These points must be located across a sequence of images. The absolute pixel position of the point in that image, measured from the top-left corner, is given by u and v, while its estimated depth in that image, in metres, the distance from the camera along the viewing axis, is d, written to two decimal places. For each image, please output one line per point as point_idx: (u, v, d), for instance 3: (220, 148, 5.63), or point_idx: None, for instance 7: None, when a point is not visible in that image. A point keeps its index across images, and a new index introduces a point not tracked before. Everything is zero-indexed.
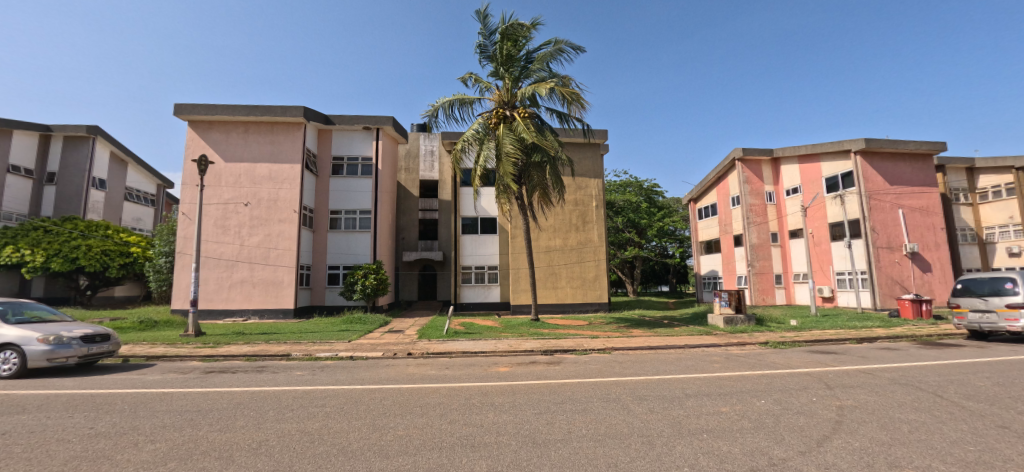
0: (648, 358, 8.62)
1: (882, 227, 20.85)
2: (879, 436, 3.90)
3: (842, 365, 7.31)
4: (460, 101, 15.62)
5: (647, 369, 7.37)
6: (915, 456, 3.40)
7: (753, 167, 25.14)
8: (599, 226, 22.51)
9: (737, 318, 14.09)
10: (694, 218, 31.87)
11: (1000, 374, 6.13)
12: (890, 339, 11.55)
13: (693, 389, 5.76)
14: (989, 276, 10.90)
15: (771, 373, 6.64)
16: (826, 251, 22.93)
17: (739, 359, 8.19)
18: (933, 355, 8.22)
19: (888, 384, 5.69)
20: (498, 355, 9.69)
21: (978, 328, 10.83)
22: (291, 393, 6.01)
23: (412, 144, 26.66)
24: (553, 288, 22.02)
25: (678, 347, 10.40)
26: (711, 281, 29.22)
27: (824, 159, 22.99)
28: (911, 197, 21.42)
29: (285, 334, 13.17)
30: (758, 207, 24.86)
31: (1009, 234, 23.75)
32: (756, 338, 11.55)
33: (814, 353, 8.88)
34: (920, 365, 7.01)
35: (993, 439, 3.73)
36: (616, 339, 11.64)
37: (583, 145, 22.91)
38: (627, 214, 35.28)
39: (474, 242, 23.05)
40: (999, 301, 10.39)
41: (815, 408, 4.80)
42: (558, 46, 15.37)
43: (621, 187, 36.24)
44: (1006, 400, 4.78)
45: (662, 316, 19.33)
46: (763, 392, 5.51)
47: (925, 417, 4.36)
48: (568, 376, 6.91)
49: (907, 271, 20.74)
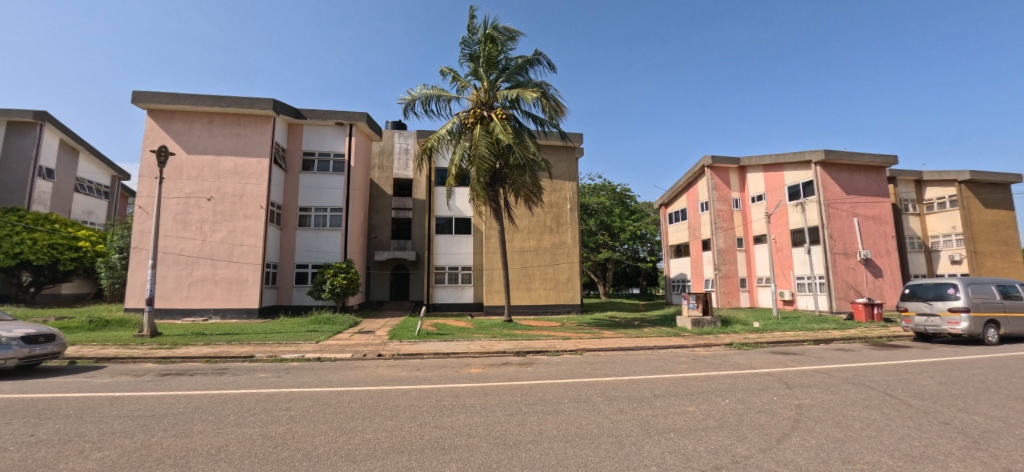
0: (618, 359, 8.73)
1: (838, 234, 21.92)
2: (833, 433, 4.12)
3: (801, 365, 7.62)
4: (437, 95, 15.46)
5: (618, 369, 7.49)
6: (866, 452, 3.66)
7: (721, 174, 26.04)
8: (573, 229, 22.72)
9: (704, 320, 14.45)
10: (665, 223, 32.67)
11: (943, 373, 6.55)
12: (845, 340, 12.15)
13: (661, 389, 5.88)
14: (934, 282, 11.62)
15: (735, 373, 6.84)
16: (787, 256, 23.98)
17: (706, 360, 8.43)
18: (882, 355, 8.70)
19: (842, 383, 5.98)
20: (469, 357, 9.61)
21: (924, 331, 11.51)
22: (254, 397, 5.77)
23: (387, 141, 26.14)
24: (525, 289, 22.11)
25: (649, 348, 10.61)
26: (680, 284, 30.03)
27: (788, 168, 24.03)
28: (866, 207, 22.60)
29: (248, 334, 12.61)
30: (724, 213, 25.75)
31: (952, 242, 25.37)
32: (721, 339, 11.92)
33: (776, 354, 9.25)
34: (872, 365, 7.39)
35: (936, 434, 3.99)
36: (588, 340, 11.76)
37: (558, 148, 23.07)
38: (600, 217, 35.97)
39: (447, 242, 22.89)
40: (941, 306, 11.09)
41: (775, 406, 4.97)
42: (537, 56, 15.40)
43: (596, 190, 36.79)
44: (947, 398, 5.12)
45: (632, 317, 19.81)
46: (727, 391, 5.67)
47: (875, 414, 4.60)
48: (539, 376, 6.93)
49: (861, 276, 21.89)
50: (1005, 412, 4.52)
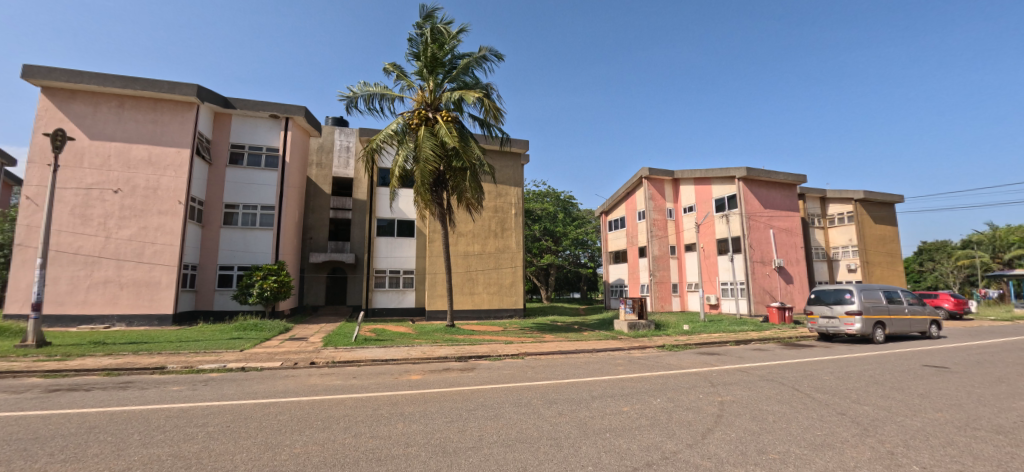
0: (558, 362, 8.94)
1: (757, 244, 24.00)
2: (749, 426, 4.48)
3: (724, 364, 8.25)
4: (381, 94, 15.02)
5: (557, 373, 7.65)
6: (778, 443, 4.03)
7: (657, 185, 27.70)
8: (517, 234, 23.02)
9: (639, 323, 15.16)
10: (605, 230, 33.97)
11: (840, 369, 7.39)
12: (761, 341, 13.36)
13: (598, 391, 6.08)
14: (833, 287, 13.10)
15: (666, 374, 7.24)
16: (713, 263, 25.93)
17: (640, 361, 8.87)
18: (791, 354, 9.66)
19: (758, 380, 6.54)
20: (409, 363, 9.37)
21: (826, 332, 12.93)
22: (164, 412, 5.19)
23: (326, 137, 24.92)
24: (468, 293, 21.98)
25: (588, 351, 10.97)
26: (619, 289, 31.40)
27: (715, 183, 26.00)
28: (781, 220, 24.97)
29: (160, 343, 11.39)
30: (659, 222, 27.36)
31: (848, 253, 28.71)
32: (654, 342, 12.61)
33: (702, 354, 9.95)
34: (782, 363, 8.18)
35: (834, 424, 4.47)
36: (529, 344, 11.94)
37: (504, 154, 23.28)
38: (544, 223, 36.80)
39: (389, 245, 22.24)
40: (840, 309, 12.54)
41: (701, 404, 5.32)
42: (483, 53, 15.37)
43: (541, 196, 37.44)
44: (844, 391, 5.76)
45: (572, 321, 20.40)
46: (659, 391, 5.99)
47: (785, 407, 5.06)
48: (480, 381, 6.89)
49: (775, 282, 24.15)
50: (887, 402, 5.18)
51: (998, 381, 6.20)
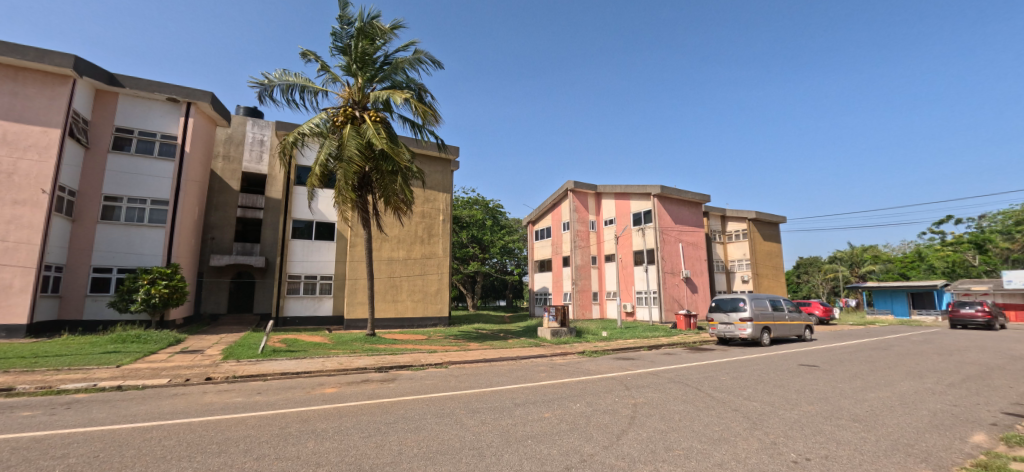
0: (483, 371, 8.94)
1: (668, 256, 26.16)
2: (658, 425, 4.81)
3: (638, 368, 8.84)
4: (302, 85, 14.09)
5: (481, 381, 7.63)
6: (683, 440, 4.37)
7: (582, 198, 29.28)
8: (444, 240, 22.81)
9: (562, 331, 15.77)
10: (532, 239, 34.67)
11: (733, 370, 8.29)
12: (670, 345, 14.56)
13: (521, 398, 6.17)
14: (730, 296, 14.63)
15: (585, 379, 7.55)
16: (630, 273, 27.80)
17: (562, 367, 9.19)
18: (694, 358, 10.65)
19: (667, 382, 7.08)
20: (324, 375, 8.78)
21: (724, 336, 14.39)
22: (6, 444, 4.28)
23: (235, 128, 22.77)
24: (391, 300, 21.25)
25: (512, 358, 11.13)
26: (543, 297, 32.17)
27: (633, 198, 28.04)
28: (689, 234, 27.50)
29: (7, 359, 9.47)
30: (582, 232, 28.83)
31: (742, 266, 32.28)
32: (575, 348, 13.13)
33: (619, 359, 10.59)
34: (687, 366, 8.98)
35: (729, 419, 4.97)
36: (454, 353, 11.82)
37: (433, 159, 23.04)
38: (472, 230, 36.52)
39: (305, 248, 20.85)
40: (735, 316, 14.04)
41: (616, 406, 5.62)
42: (418, 55, 15.00)
43: (469, 203, 37.21)
44: (737, 390, 6.43)
45: (496, 328, 20.59)
46: (578, 396, 6.22)
47: (689, 406, 5.53)
48: (401, 393, 6.65)
49: (682, 292, 26.41)
50: (771, 398, 5.88)
51: (852, 377, 7.35)
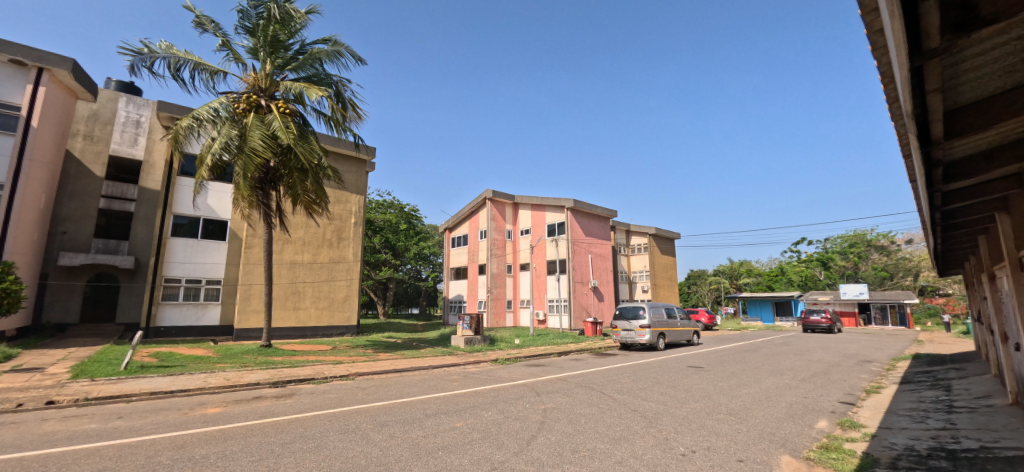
0: (392, 381, 8.62)
1: (578, 267, 27.69)
2: (566, 429, 5.01)
3: (548, 374, 9.19)
4: (196, 63, 12.63)
5: (390, 393, 7.34)
6: (589, 441, 4.60)
7: (499, 207, 30.04)
8: (356, 244, 21.79)
9: (475, 338, 15.89)
10: (448, 246, 34.66)
11: (632, 374, 8.99)
12: (577, 351, 15.38)
13: (432, 408, 6.04)
14: (631, 304, 15.91)
15: (497, 387, 7.64)
16: (543, 282, 28.93)
17: (474, 376, 9.20)
18: (598, 363, 11.37)
19: (574, 387, 7.43)
20: (206, 393, 7.78)
21: (626, 342, 15.51)
22: None
23: (103, 104, 19.41)
24: (292, 307, 19.71)
25: (423, 368, 10.89)
26: (457, 304, 32.32)
27: (548, 210, 29.21)
28: (598, 246, 29.42)
29: None
30: (499, 241, 29.52)
31: (643, 277, 35.34)
32: (489, 356, 13.27)
33: (530, 366, 10.94)
34: (592, 371, 9.55)
35: (629, 419, 5.36)
36: (362, 364, 11.25)
37: (347, 158, 21.90)
38: (385, 234, 34.97)
39: (187, 248, 18.53)
40: (636, 323, 15.27)
41: (527, 412, 5.75)
42: (337, 47, 14.16)
43: (383, 206, 35.56)
44: (635, 392, 6.97)
45: (410, 337, 20.05)
46: (490, 404, 6.26)
47: (594, 409, 5.86)
48: (300, 409, 6.12)
49: (590, 300, 28.10)
50: (665, 397, 6.48)
51: (728, 376, 8.39)
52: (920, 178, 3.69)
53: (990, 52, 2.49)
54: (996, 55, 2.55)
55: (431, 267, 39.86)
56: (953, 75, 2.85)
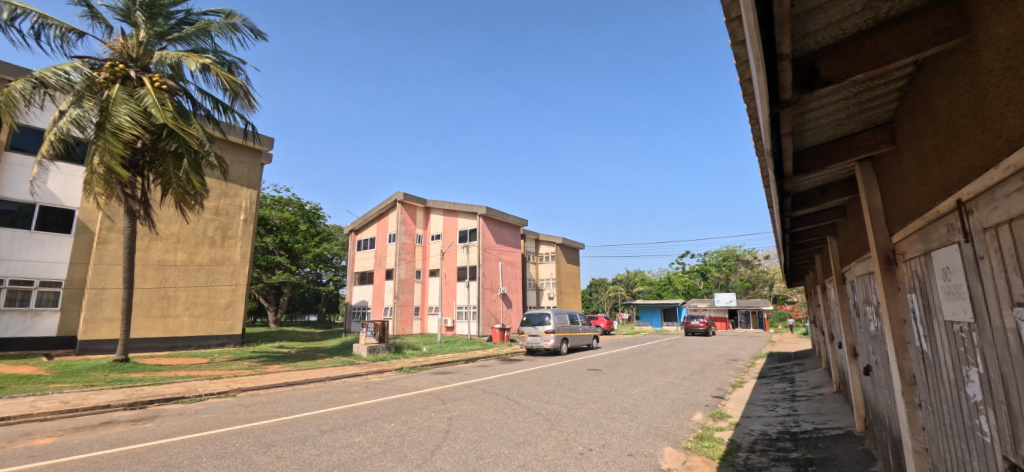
0: (282, 396, 7.89)
1: (488, 274, 28.24)
2: (471, 436, 5.01)
3: (454, 382, 9.16)
4: (42, 17, 10.61)
5: (279, 409, 6.71)
6: (494, 446, 4.66)
7: (410, 211, 29.68)
8: (244, 243, 19.76)
9: (379, 347, 15.31)
10: (353, 249, 33.00)
11: (536, 378, 9.35)
12: (484, 358, 15.60)
13: (328, 424, 5.64)
14: (538, 312, 16.76)
15: (401, 396, 7.40)
16: (452, 288, 28.97)
17: (377, 386, 8.82)
18: (503, 368, 11.65)
19: (481, 394, 7.49)
20: (33, 421, 6.36)
21: (531, 347, 16.18)
22: None
23: None
24: (159, 314, 17.21)
25: (320, 380, 10.14)
26: (360, 311, 30.86)
27: (460, 216, 29.48)
28: (508, 254, 30.19)
29: None
30: (408, 246, 29.07)
31: (549, 284, 37.23)
32: (393, 365, 12.82)
33: (437, 374, 10.84)
34: (499, 377, 9.73)
35: (532, 422, 5.54)
36: (247, 378, 10.14)
37: (237, 146, 19.64)
38: (281, 235, 30.05)
39: (15, 242, 15.28)
40: (541, 329, 16.02)
41: (431, 422, 5.64)
42: (231, 20, 12.77)
43: (280, 203, 30.53)
44: (538, 395, 7.24)
45: (307, 347, 18.55)
46: (393, 415, 6.03)
47: (499, 414, 5.95)
48: (164, 434, 5.29)
49: (498, 307, 28.71)
50: (566, 399, 6.83)
51: (621, 377, 9.12)
52: (775, 203, 4.37)
53: (824, 108, 3.07)
54: (833, 109, 3.11)
55: (331, 271, 36.36)
56: (805, 122, 3.39)
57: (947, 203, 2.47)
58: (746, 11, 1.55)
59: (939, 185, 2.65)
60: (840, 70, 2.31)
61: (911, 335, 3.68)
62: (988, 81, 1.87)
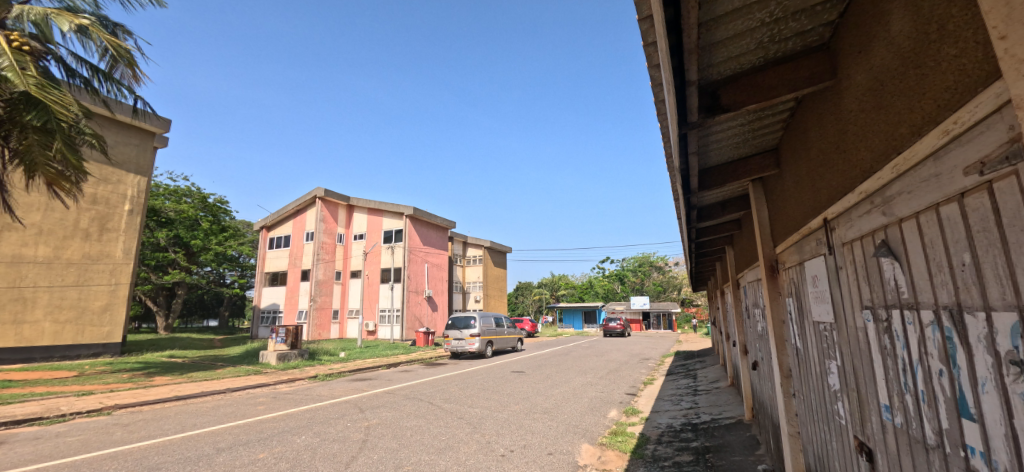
0: (171, 412, 6.99)
1: (413, 276, 27.52)
2: (390, 445, 4.83)
3: (374, 389, 8.79)
4: None
5: (166, 427, 5.93)
6: (414, 454, 4.54)
7: (331, 209, 28.42)
8: (128, 238, 17.36)
9: (291, 354, 14.27)
10: (262, 248, 30.09)
11: (459, 381, 9.29)
12: (407, 362, 15.18)
13: (227, 441, 5.09)
14: (464, 316, 16.74)
15: (314, 407, 6.92)
16: (375, 291, 27.93)
17: (286, 397, 8.16)
18: (426, 373, 11.43)
19: (402, 400, 7.26)
20: None
21: (456, 350, 16.07)
22: None
23: None
24: (11, 320, 14.41)
25: (220, 392, 9.14)
26: (271, 315, 28.56)
27: (385, 216, 28.54)
28: (435, 256, 29.72)
29: None
30: (328, 245, 27.72)
31: (475, 287, 37.41)
32: (306, 373, 11.99)
33: (355, 381, 10.33)
34: (422, 382, 9.52)
35: (453, 427, 5.49)
36: (127, 393, 8.84)
37: (123, 125, 17.19)
38: (177, 230, 26.40)
39: None
40: (466, 332, 15.99)
41: (347, 432, 5.35)
42: None
43: (176, 195, 27.19)
44: (461, 399, 7.20)
45: (204, 356, 16.65)
46: (304, 427, 5.62)
47: (421, 420, 5.82)
48: (9, 465, 4.40)
49: (423, 310, 28.07)
50: (489, 402, 6.88)
51: (543, 379, 9.40)
52: (683, 216, 4.81)
53: (725, 132, 3.45)
54: (731, 134, 3.52)
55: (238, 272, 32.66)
56: (709, 145, 3.79)
57: (816, 220, 2.91)
58: (660, 38, 1.70)
59: (811, 204, 3.11)
60: (737, 99, 2.62)
61: (788, 334, 4.25)
62: (847, 121, 2.24)
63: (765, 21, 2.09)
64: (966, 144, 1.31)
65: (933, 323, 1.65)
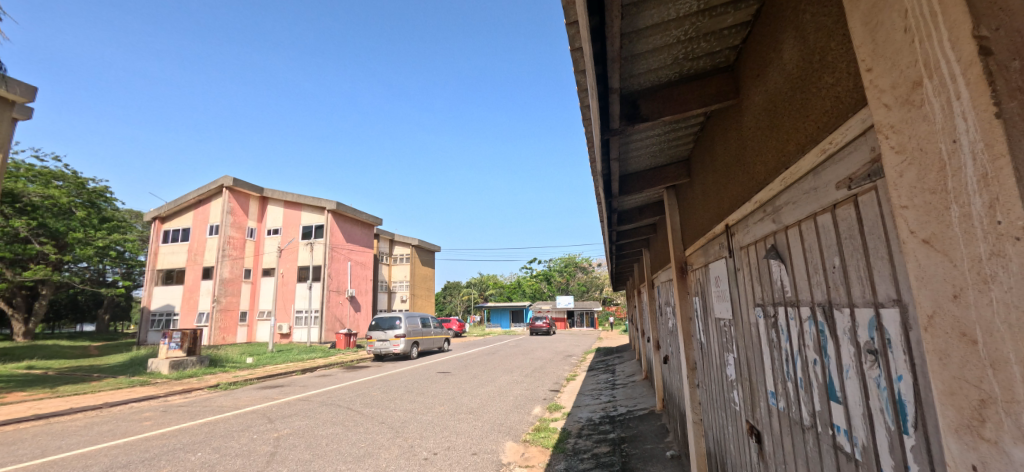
0: (25, 435, 5.89)
1: (335, 275, 25.95)
2: (302, 456, 4.52)
3: (285, 396, 8.15)
4: None
5: (19, 453, 4.98)
6: (329, 464, 4.29)
7: (240, 200, 26.10)
8: None
9: (187, 361, 12.78)
10: (155, 241, 26.87)
11: (381, 385, 8.95)
12: (325, 366, 14.32)
13: (102, 464, 4.41)
14: (388, 316, 16.13)
15: (215, 419, 6.25)
16: (291, 290, 25.91)
17: (180, 410, 7.26)
18: (345, 377, 10.86)
19: (317, 407, 6.82)
20: None
21: (379, 352, 15.50)
22: None
23: None
24: None
25: (93, 408, 7.88)
26: (165, 318, 25.51)
27: (304, 209, 26.61)
28: (360, 254, 28.31)
29: None
30: (236, 240, 25.36)
31: (401, 286, 36.56)
32: (206, 381, 10.80)
33: (264, 389, 9.52)
34: (341, 386, 9.02)
35: (373, 433, 5.26)
36: None
37: None
38: (43, 217, 22.18)
39: None
40: (391, 333, 15.50)
41: (253, 446, 4.90)
42: None
43: (44, 177, 23.15)
44: (382, 403, 6.93)
45: (75, 367, 14.28)
46: (201, 443, 5.06)
47: (338, 428, 5.51)
48: None
49: (345, 311, 26.59)
50: (413, 405, 6.71)
51: (469, 379, 9.39)
52: (606, 217, 5.09)
53: (645, 140, 3.72)
54: (649, 142, 3.82)
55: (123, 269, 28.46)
56: (630, 152, 4.08)
57: (721, 226, 3.24)
58: (586, 45, 1.79)
59: (717, 211, 3.46)
60: (655, 111, 2.85)
61: (695, 329, 4.66)
62: (747, 136, 2.52)
63: (680, 38, 2.30)
64: (838, 162, 1.54)
65: (809, 317, 1.92)
